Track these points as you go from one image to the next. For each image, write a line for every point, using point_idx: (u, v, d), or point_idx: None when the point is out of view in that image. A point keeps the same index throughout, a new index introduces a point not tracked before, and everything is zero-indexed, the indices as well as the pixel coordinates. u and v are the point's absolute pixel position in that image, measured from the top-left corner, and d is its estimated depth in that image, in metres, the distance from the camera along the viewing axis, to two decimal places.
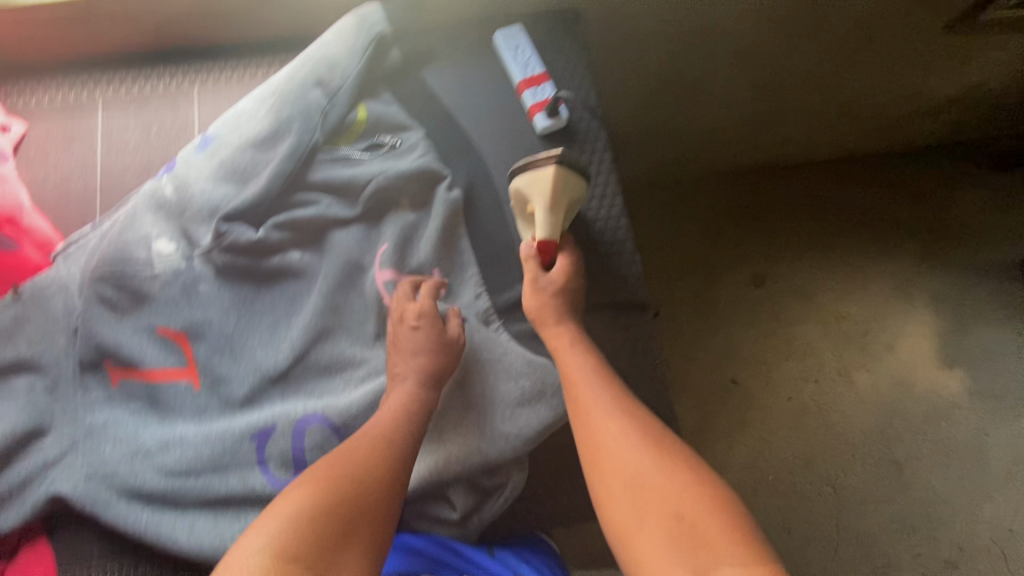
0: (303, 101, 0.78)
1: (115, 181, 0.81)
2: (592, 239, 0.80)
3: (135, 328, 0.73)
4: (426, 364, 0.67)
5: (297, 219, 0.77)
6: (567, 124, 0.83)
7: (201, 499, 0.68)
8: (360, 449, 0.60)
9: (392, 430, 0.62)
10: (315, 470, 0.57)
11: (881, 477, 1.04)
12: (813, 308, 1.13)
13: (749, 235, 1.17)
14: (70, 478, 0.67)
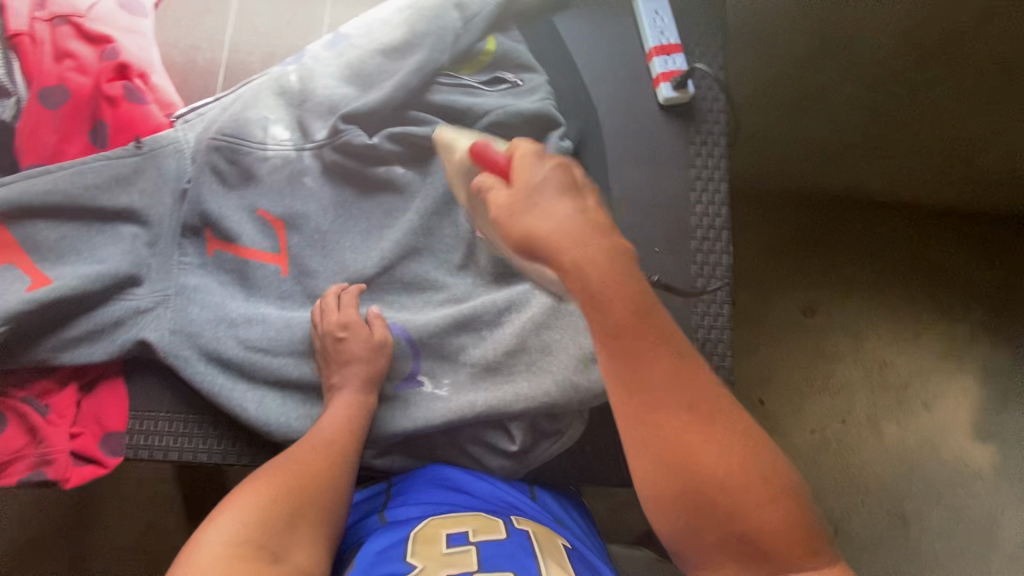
0: (441, 19, 0.77)
1: (242, 59, 0.82)
2: (687, 220, 0.80)
3: (238, 204, 0.75)
4: (359, 374, 0.69)
5: (411, 135, 0.76)
6: (689, 100, 0.83)
7: (273, 379, 0.71)
8: (310, 451, 0.62)
9: (342, 438, 0.64)
10: (273, 472, 0.59)
11: (887, 531, 1.02)
12: (860, 352, 1.09)
13: (816, 262, 1.10)
14: (157, 328, 0.70)
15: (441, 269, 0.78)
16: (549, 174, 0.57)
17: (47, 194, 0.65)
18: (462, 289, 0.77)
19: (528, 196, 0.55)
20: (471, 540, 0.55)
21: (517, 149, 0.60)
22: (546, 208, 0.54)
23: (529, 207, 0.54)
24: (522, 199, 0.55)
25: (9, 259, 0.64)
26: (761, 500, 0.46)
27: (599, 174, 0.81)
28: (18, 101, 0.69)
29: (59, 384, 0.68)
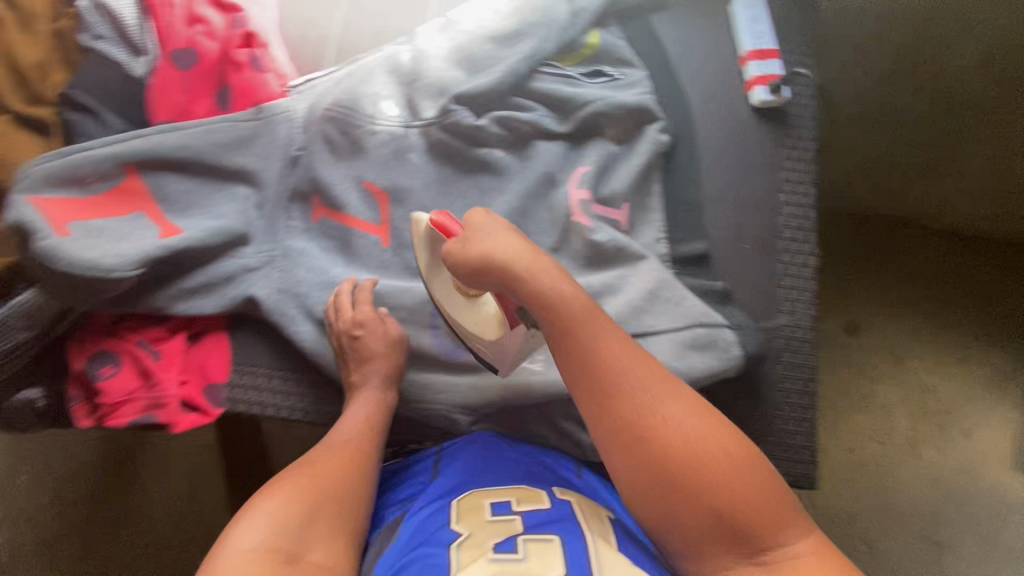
0: (550, 12, 0.80)
1: (353, 37, 0.84)
2: (773, 221, 0.82)
3: (345, 174, 0.77)
4: (381, 368, 0.70)
5: (514, 119, 0.79)
6: (783, 104, 0.84)
7: None
8: (333, 452, 0.61)
9: (362, 438, 0.64)
10: (298, 471, 0.58)
11: (921, 556, 1.02)
12: (899, 373, 1.11)
13: (862, 282, 1.14)
14: (265, 286, 0.72)
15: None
16: (495, 220, 0.62)
17: (179, 147, 0.67)
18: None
19: (478, 234, 0.61)
20: (516, 510, 0.56)
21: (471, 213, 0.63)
22: (501, 244, 0.59)
23: (485, 236, 0.60)
24: (475, 234, 0.61)
25: (138, 207, 0.65)
26: (719, 462, 0.51)
27: (692, 170, 0.82)
28: (150, 60, 0.70)
29: (168, 332, 0.69)
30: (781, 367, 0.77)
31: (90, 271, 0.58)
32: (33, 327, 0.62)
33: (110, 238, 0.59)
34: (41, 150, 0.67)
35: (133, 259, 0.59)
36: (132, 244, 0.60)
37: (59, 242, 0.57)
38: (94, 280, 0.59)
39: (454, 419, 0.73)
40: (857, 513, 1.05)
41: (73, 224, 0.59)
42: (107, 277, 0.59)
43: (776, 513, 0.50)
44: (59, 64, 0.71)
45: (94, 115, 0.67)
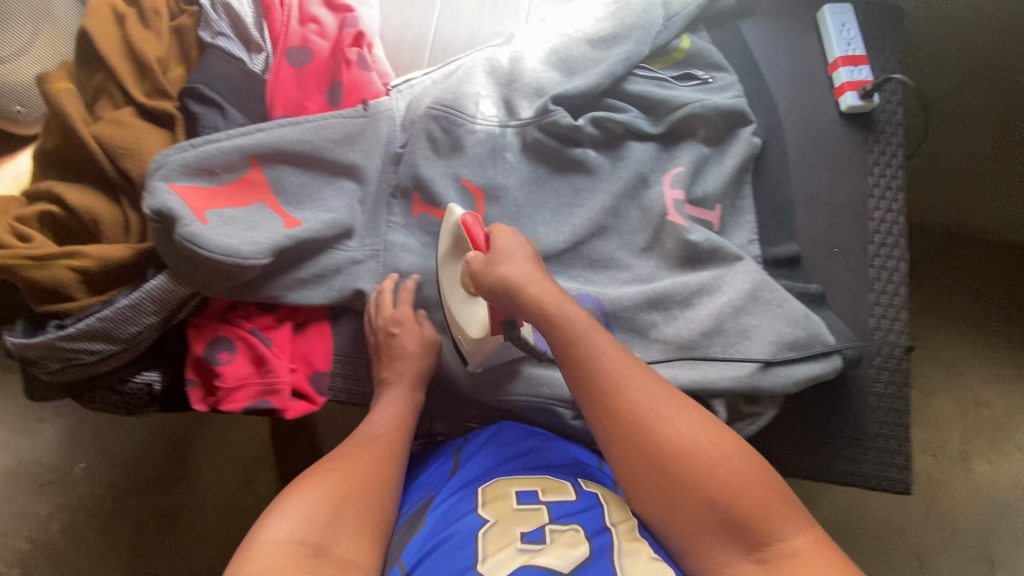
0: (647, 15, 0.81)
1: (447, 38, 0.86)
2: (863, 227, 0.82)
3: (445, 170, 0.78)
4: (405, 372, 0.71)
5: (610, 120, 0.80)
6: (870, 110, 0.85)
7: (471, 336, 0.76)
8: (361, 449, 0.63)
9: (390, 437, 0.66)
10: (331, 466, 0.60)
11: (970, 568, 1.06)
12: (956, 383, 1.13)
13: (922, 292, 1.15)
14: (369, 278, 0.74)
15: (627, 249, 0.81)
16: (521, 246, 0.65)
17: (299, 141, 0.67)
18: (645, 270, 0.80)
19: (500, 257, 0.64)
20: (540, 500, 0.59)
21: (500, 233, 0.67)
22: (519, 269, 0.63)
23: (506, 259, 0.63)
24: (496, 258, 0.64)
25: (259, 198, 0.65)
26: (708, 454, 0.53)
27: (781, 174, 0.83)
28: (267, 57, 0.74)
29: (276, 321, 0.71)
30: (875, 371, 0.77)
31: (229, 258, 0.58)
32: (159, 313, 0.64)
33: (240, 226, 0.61)
34: (167, 143, 0.70)
35: (267, 246, 0.60)
36: (262, 233, 0.61)
37: (200, 228, 0.57)
38: (228, 268, 0.59)
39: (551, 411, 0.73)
40: (908, 525, 1.08)
41: (209, 212, 0.60)
42: (243, 265, 0.59)
43: (774, 506, 0.52)
44: (177, 61, 0.74)
45: (219, 110, 0.68)
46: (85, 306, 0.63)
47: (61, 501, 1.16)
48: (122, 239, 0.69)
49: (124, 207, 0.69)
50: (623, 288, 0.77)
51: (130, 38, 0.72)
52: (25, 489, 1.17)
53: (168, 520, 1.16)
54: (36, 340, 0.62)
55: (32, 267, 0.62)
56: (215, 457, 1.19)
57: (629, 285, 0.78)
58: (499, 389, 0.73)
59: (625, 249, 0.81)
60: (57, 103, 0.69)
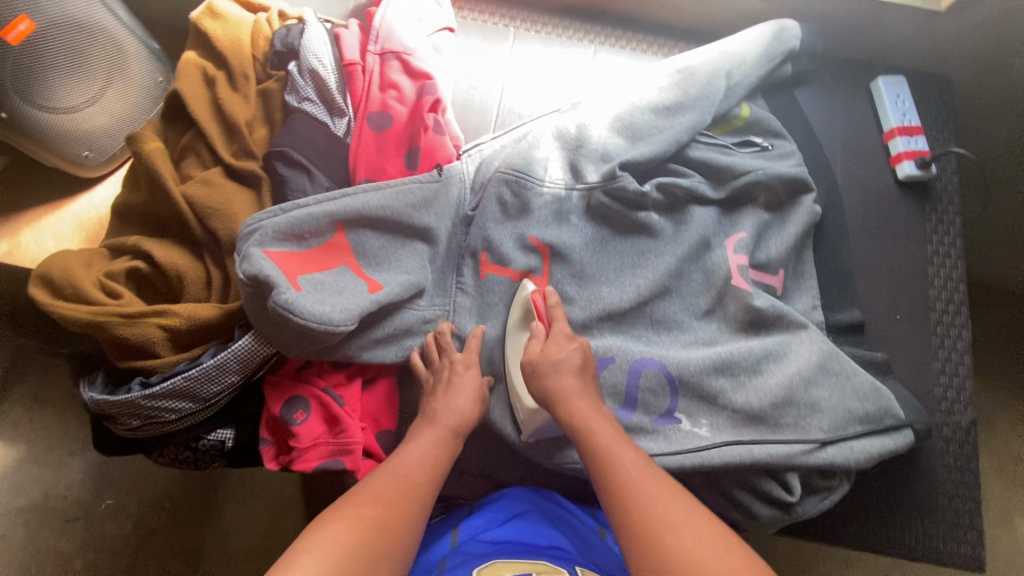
0: (711, 86, 0.83)
1: (512, 103, 0.89)
2: (923, 296, 0.82)
3: (510, 233, 0.78)
4: (451, 416, 0.67)
5: (674, 185, 0.81)
6: (927, 179, 0.86)
7: None
8: (390, 485, 0.57)
9: (423, 477, 0.60)
10: (355, 505, 0.54)
11: None
12: None
13: None
14: None
15: (688, 310, 0.80)
16: (571, 355, 0.67)
17: (380, 206, 0.69)
18: (706, 333, 0.79)
19: (551, 368, 0.66)
20: None
21: (559, 323, 0.70)
22: (565, 382, 0.65)
23: (554, 372, 0.66)
24: (549, 370, 0.66)
25: (342, 261, 0.67)
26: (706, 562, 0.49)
27: (842, 240, 0.83)
28: (348, 121, 0.77)
29: (346, 379, 0.71)
30: (943, 443, 0.76)
31: (322, 325, 0.58)
32: (241, 371, 0.65)
33: (329, 292, 0.62)
34: (252, 203, 0.72)
35: (355, 312, 0.61)
36: (351, 299, 0.62)
37: (295, 296, 0.57)
38: (320, 334, 0.59)
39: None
40: None
41: (301, 278, 0.60)
42: (334, 331, 0.60)
43: None
44: (261, 123, 0.78)
45: (306, 173, 0.71)
46: (171, 363, 0.64)
47: (86, 538, 1.07)
48: (203, 294, 0.70)
49: (207, 264, 0.70)
50: (688, 351, 0.76)
51: (220, 101, 0.75)
52: (48, 526, 1.07)
53: (191, 563, 1.07)
54: (119, 397, 0.62)
55: (122, 324, 0.63)
56: (247, 496, 1.11)
57: (692, 347, 0.77)
58: (568, 457, 0.71)
59: (688, 313, 0.80)
60: (149, 161, 0.71)
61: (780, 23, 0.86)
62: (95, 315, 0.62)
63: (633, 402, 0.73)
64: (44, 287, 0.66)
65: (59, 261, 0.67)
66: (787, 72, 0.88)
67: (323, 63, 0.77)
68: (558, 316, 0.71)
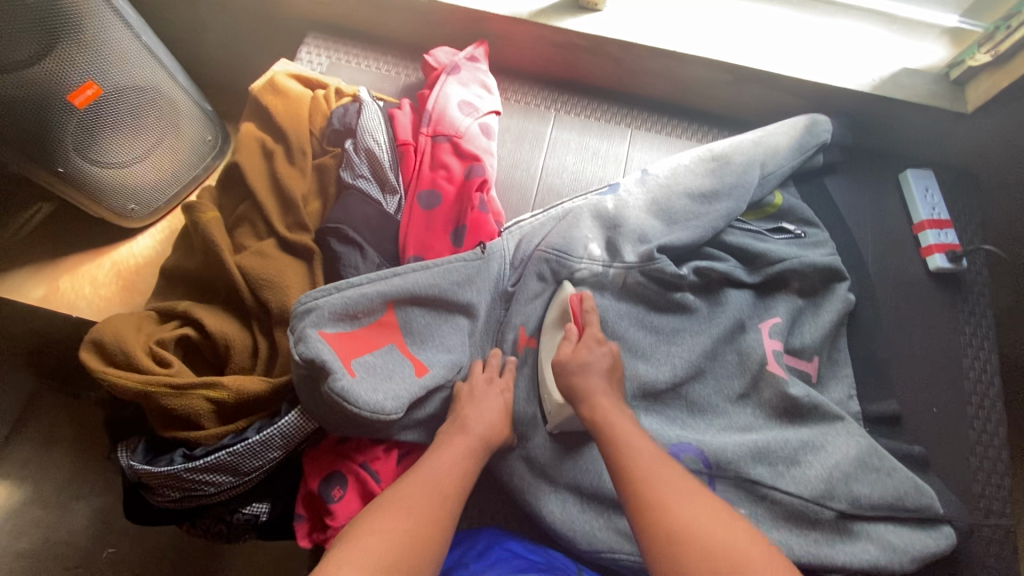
0: (747, 176, 0.86)
1: (552, 181, 0.93)
2: (960, 390, 0.82)
3: (544, 306, 0.79)
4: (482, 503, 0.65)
5: (711, 269, 0.82)
6: (958, 272, 0.88)
7: (575, 489, 0.71)
8: (419, 493, 0.57)
9: (449, 482, 0.60)
10: (390, 514, 0.53)
11: None
12: None
13: None
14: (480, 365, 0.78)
15: (722, 394, 0.78)
16: (601, 359, 0.69)
17: (430, 285, 0.70)
18: (743, 418, 0.77)
19: (579, 366, 0.68)
20: None
21: (592, 325, 0.72)
22: (594, 382, 0.67)
23: (582, 372, 0.67)
24: (576, 368, 0.67)
25: (390, 339, 0.68)
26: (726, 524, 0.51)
27: (876, 328, 0.84)
28: (400, 199, 0.80)
29: (383, 452, 0.69)
30: (984, 542, 0.74)
31: (374, 415, 0.60)
32: (284, 447, 0.65)
33: (379, 377, 0.63)
34: (302, 275, 0.73)
35: (405, 400, 0.63)
36: (400, 384, 0.64)
37: (350, 382, 0.59)
38: (370, 421, 0.61)
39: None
40: None
41: (354, 362, 0.62)
42: (384, 419, 0.61)
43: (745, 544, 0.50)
44: (315, 197, 0.80)
45: (358, 250, 0.73)
46: (216, 437, 0.65)
47: None
48: (249, 362, 0.71)
49: (255, 332, 0.71)
50: (728, 436, 0.74)
51: (278, 175, 0.79)
52: None
53: None
54: (160, 469, 0.63)
55: (171, 396, 0.64)
56: (254, 552, 1.07)
57: (728, 432, 0.75)
58: (605, 546, 0.68)
59: (724, 395, 0.78)
60: (207, 231, 0.74)
61: (812, 118, 0.90)
62: (144, 385, 0.63)
63: None
64: (96, 351, 0.67)
65: (112, 326, 0.68)
66: (818, 162, 0.91)
67: (378, 143, 0.81)
68: (593, 320, 0.73)
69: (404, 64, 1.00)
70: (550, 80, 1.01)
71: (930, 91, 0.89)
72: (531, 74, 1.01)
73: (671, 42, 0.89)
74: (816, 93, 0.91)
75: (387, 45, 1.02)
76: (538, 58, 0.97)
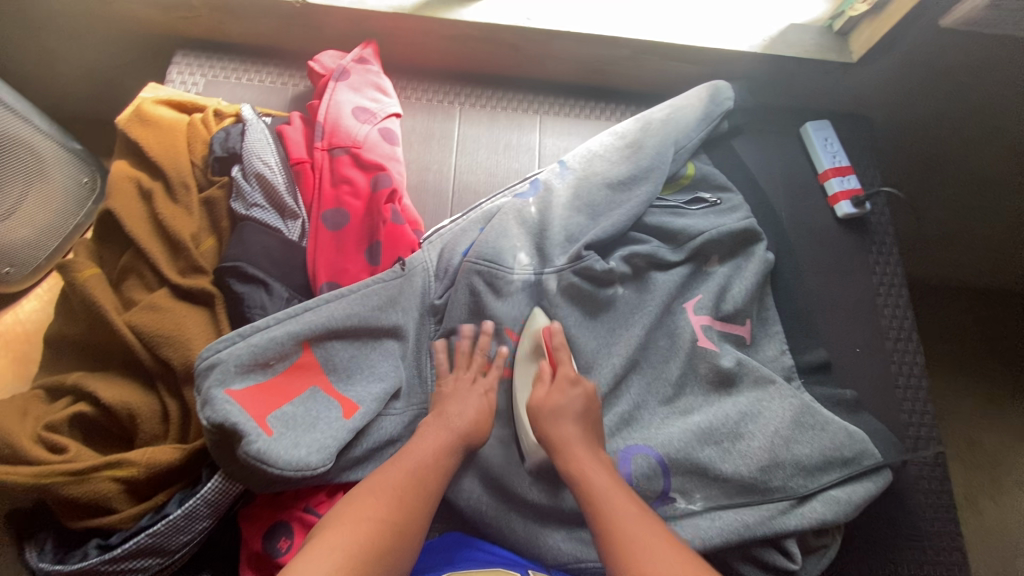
0: (658, 153, 0.86)
1: (466, 181, 0.89)
2: (878, 328, 0.86)
3: (472, 321, 0.77)
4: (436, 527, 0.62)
5: (636, 255, 0.82)
6: (863, 216, 0.92)
7: (533, 502, 0.70)
8: (398, 478, 0.59)
9: (425, 469, 0.61)
10: (367, 503, 0.55)
11: None
12: (1004, 448, 1.10)
13: (985, 360, 1.15)
14: (420, 378, 0.74)
15: (660, 386, 0.79)
16: (575, 400, 0.68)
17: (346, 315, 0.66)
18: (686, 403, 0.78)
19: (552, 412, 0.67)
20: None
21: (564, 365, 0.71)
22: (566, 429, 0.66)
23: (555, 418, 0.67)
24: (550, 414, 0.67)
25: (312, 381, 0.64)
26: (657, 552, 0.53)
27: (797, 281, 0.87)
28: (303, 223, 0.75)
29: (328, 496, 0.65)
30: (916, 470, 0.79)
31: (298, 472, 0.56)
32: (213, 515, 0.60)
33: (301, 428, 0.59)
34: (206, 324, 0.67)
35: (332, 449, 0.59)
36: (325, 434, 0.59)
37: (268, 442, 0.55)
38: (296, 479, 0.57)
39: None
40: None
41: (270, 417, 0.58)
42: (311, 474, 0.57)
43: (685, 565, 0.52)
44: (208, 234, 0.74)
45: (263, 286, 0.68)
46: (133, 517, 0.59)
47: None
48: (161, 428, 0.64)
49: (161, 395, 0.64)
50: (675, 425, 0.75)
51: (161, 216, 0.71)
52: None
53: None
54: (74, 565, 0.56)
55: (71, 483, 0.57)
56: None
57: (671, 420, 0.76)
58: (571, 556, 0.68)
59: (662, 387, 0.79)
60: (86, 291, 0.66)
61: (714, 85, 0.91)
62: (35, 478, 0.56)
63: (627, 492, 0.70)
64: None
65: None
66: (723, 128, 0.92)
67: (269, 166, 0.74)
68: (564, 356, 0.72)
69: (289, 73, 0.93)
70: (449, 73, 0.96)
71: (816, 44, 0.91)
72: (428, 69, 0.96)
73: (563, 24, 0.86)
74: (711, 59, 0.92)
75: (267, 55, 0.94)
76: (430, 51, 0.92)
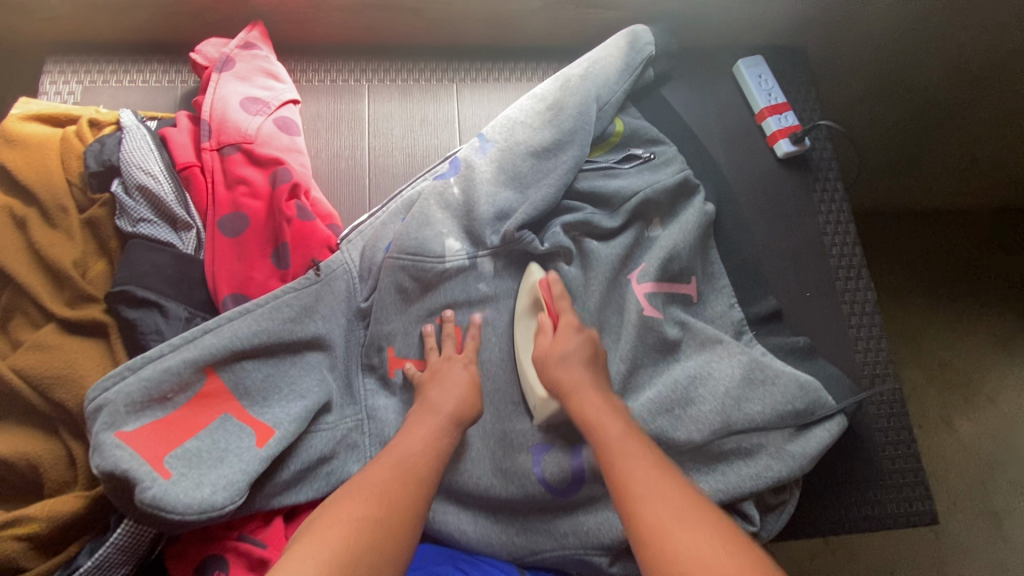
0: (581, 112, 0.80)
1: (382, 165, 0.83)
2: (829, 270, 0.83)
3: (406, 319, 0.72)
4: None
5: (570, 228, 0.77)
6: (805, 152, 0.88)
7: (482, 498, 0.67)
8: (380, 472, 0.55)
9: (405, 470, 0.56)
10: (343, 504, 0.52)
11: None
12: (972, 365, 1.10)
13: (947, 279, 1.14)
14: (351, 386, 0.70)
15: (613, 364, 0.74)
16: (579, 348, 0.65)
17: (253, 332, 0.61)
18: (643, 374, 0.74)
19: (558, 361, 0.64)
20: None
21: (566, 314, 0.68)
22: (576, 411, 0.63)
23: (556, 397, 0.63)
24: (557, 363, 0.64)
25: (223, 409, 0.59)
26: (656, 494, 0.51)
27: (741, 229, 0.83)
28: (198, 233, 0.69)
29: (264, 521, 0.62)
30: (874, 408, 0.77)
31: (204, 513, 0.52)
32: (131, 559, 0.56)
33: (207, 465, 0.55)
34: (102, 357, 0.62)
35: (242, 484, 0.55)
36: (234, 467, 0.55)
37: (165, 486, 0.52)
38: (206, 520, 0.53)
39: (586, 563, 0.65)
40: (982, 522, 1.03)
41: (168, 457, 0.54)
42: (220, 514, 0.54)
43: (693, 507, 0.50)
44: (96, 257, 0.67)
45: (157, 308, 0.62)
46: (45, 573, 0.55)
47: None
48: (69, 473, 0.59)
49: (64, 438, 0.59)
50: (628, 405, 0.71)
51: (38, 246, 0.64)
52: None
53: None
54: None
55: None
56: None
57: (624, 399, 0.73)
58: (526, 549, 0.66)
59: (614, 364, 0.73)
60: None
61: (632, 32, 0.85)
62: None
63: (579, 478, 0.67)
64: None
65: None
66: (649, 77, 0.87)
67: (153, 175, 0.68)
68: (565, 306, 0.69)
69: (175, 69, 0.85)
70: (352, 50, 0.89)
71: None
72: (329, 47, 0.89)
73: None
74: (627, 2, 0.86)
75: (148, 53, 0.86)
76: (326, 28, 0.85)
